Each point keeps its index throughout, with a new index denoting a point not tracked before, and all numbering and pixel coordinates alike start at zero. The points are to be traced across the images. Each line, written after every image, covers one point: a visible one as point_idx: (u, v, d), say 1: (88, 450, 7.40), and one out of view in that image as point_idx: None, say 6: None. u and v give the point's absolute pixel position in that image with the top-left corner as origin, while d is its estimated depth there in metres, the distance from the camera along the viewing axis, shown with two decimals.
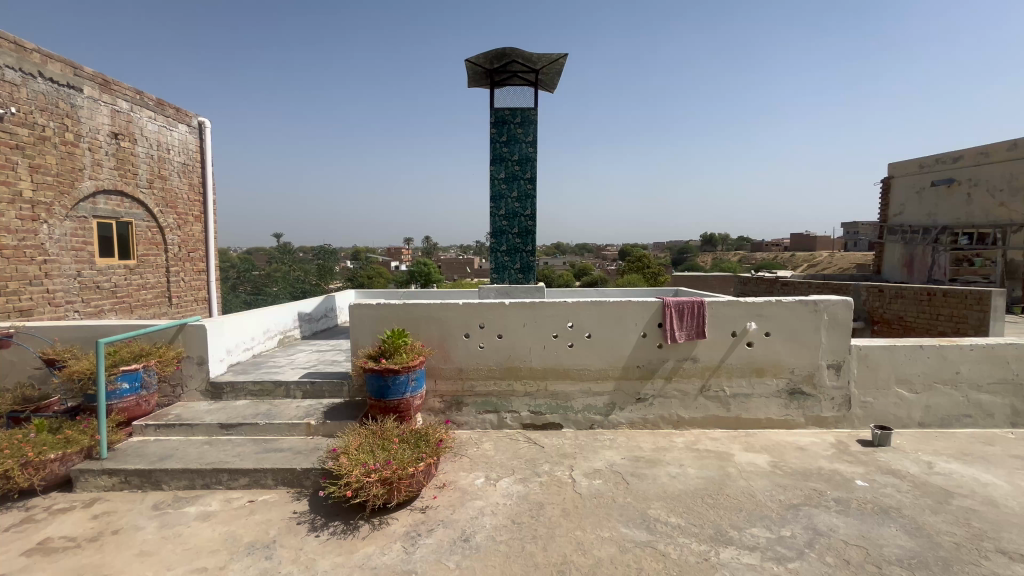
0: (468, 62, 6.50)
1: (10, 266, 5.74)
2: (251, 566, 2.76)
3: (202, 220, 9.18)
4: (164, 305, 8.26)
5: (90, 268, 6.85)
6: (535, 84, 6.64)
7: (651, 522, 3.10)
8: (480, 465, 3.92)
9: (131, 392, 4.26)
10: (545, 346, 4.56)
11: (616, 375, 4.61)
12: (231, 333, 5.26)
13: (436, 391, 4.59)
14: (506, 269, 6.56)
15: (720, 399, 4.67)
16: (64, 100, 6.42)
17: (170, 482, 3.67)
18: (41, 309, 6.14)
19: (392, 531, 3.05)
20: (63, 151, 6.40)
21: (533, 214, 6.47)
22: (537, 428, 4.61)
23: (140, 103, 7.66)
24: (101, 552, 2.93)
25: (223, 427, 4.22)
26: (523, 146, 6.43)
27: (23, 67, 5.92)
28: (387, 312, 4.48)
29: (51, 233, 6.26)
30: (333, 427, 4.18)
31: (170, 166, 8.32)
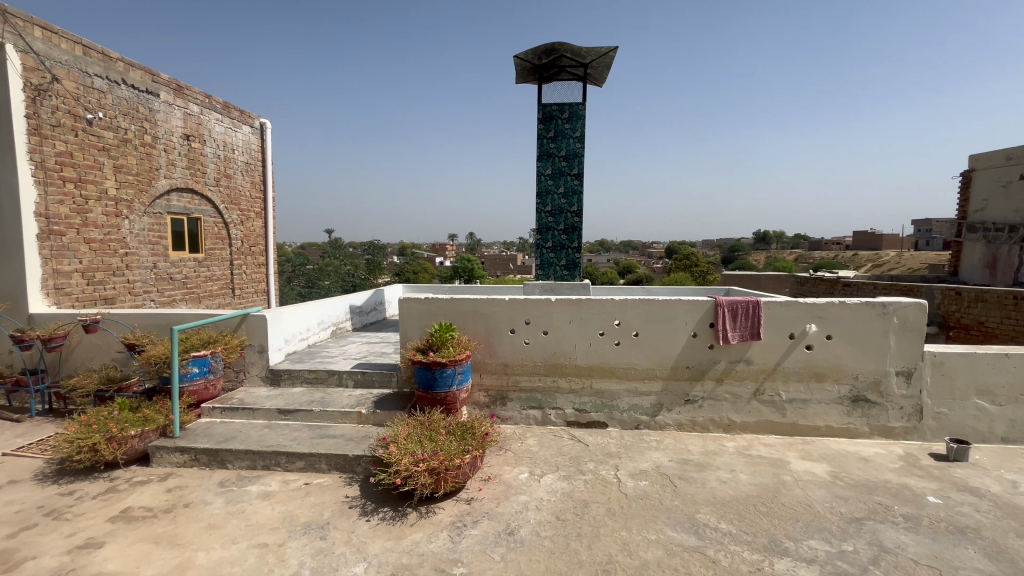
0: (516, 57, 6.49)
1: (97, 258, 6.26)
2: (307, 545, 2.90)
3: (262, 216, 9.69)
4: (228, 296, 8.81)
5: (165, 261, 7.39)
6: (584, 79, 6.54)
7: (701, 527, 3.02)
8: (524, 460, 3.94)
9: (200, 376, 4.57)
10: (591, 343, 4.52)
11: (664, 375, 4.50)
12: (289, 323, 5.53)
13: (481, 384, 4.65)
14: (552, 266, 6.53)
15: (775, 404, 4.46)
16: (143, 105, 6.95)
17: (235, 462, 3.92)
18: (123, 298, 6.70)
19: (439, 521, 3.12)
20: (142, 152, 6.93)
21: (579, 211, 6.41)
22: (581, 426, 4.57)
23: (209, 106, 8.17)
24: (175, 523, 3.17)
25: (282, 412, 4.45)
26: (570, 142, 6.37)
27: (110, 75, 6.45)
28: (434, 307, 4.57)
29: (131, 228, 6.79)
30: (382, 417, 4.32)
31: (234, 166, 8.83)
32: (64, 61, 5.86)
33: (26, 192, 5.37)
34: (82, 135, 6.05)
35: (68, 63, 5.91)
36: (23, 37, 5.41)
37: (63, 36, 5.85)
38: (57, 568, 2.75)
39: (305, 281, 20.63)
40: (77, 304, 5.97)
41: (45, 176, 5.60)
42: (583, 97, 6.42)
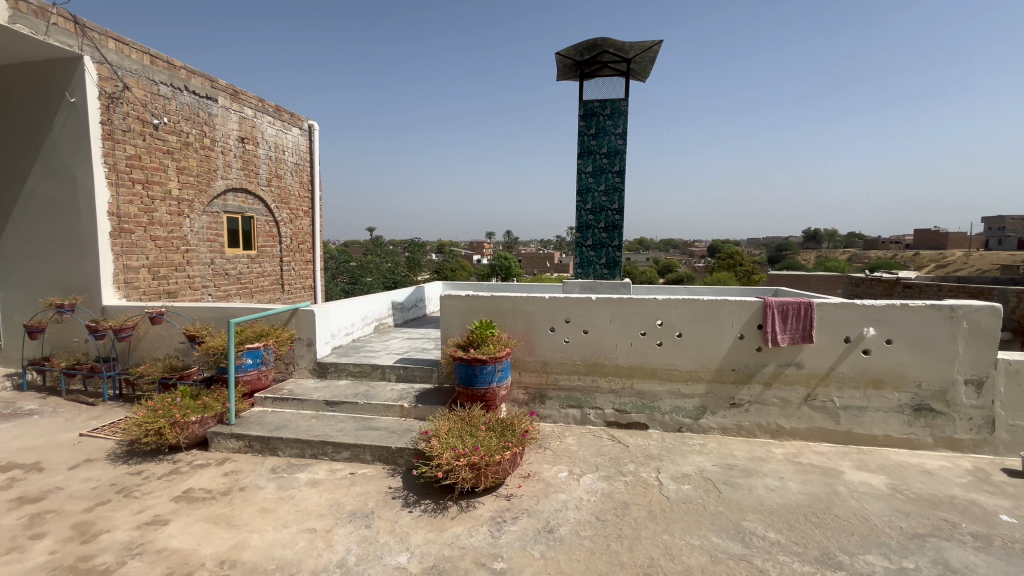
0: (557, 54, 6.46)
1: (161, 254, 6.69)
2: (353, 533, 3.00)
3: (310, 214, 10.08)
4: (277, 291, 9.22)
5: (221, 257, 7.82)
6: (626, 74, 6.43)
7: (747, 535, 2.92)
8: (564, 459, 3.93)
9: (253, 366, 4.82)
10: (632, 343, 4.45)
11: (709, 378, 4.38)
12: (335, 318, 5.74)
13: (520, 382, 4.67)
14: (592, 264, 6.46)
15: (828, 410, 4.25)
16: (203, 110, 7.36)
17: (285, 450, 4.10)
18: (184, 292, 7.13)
19: (479, 515, 3.17)
20: (201, 154, 7.33)
21: (621, 208, 6.30)
22: (621, 426, 4.52)
23: (262, 109, 8.56)
24: (231, 506, 3.36)
25: (328, 403, 4.62)
26: (612, 138, 6.28)
27: (174, 83, 6.87)
28: (475, 304, 4.63)
29: (192, 226, 7.20)
30: (424, 411, 4.41)
31: (285, 166, 9.21)
32: (134, 70, 6.28)
33: (100, 193, 5.81)
34: (149, 139, 6.47)
35: (137, 71, 6.33)
36: (99, 49, 5.84)
37: (132, 47, 6.28)
38: (128, 542, 2.97)
39: (349, 277, 21.29)
40: (143, 297, 6.41)
41: (117, 178, 6.03)
42: (625, 93, 6.31)
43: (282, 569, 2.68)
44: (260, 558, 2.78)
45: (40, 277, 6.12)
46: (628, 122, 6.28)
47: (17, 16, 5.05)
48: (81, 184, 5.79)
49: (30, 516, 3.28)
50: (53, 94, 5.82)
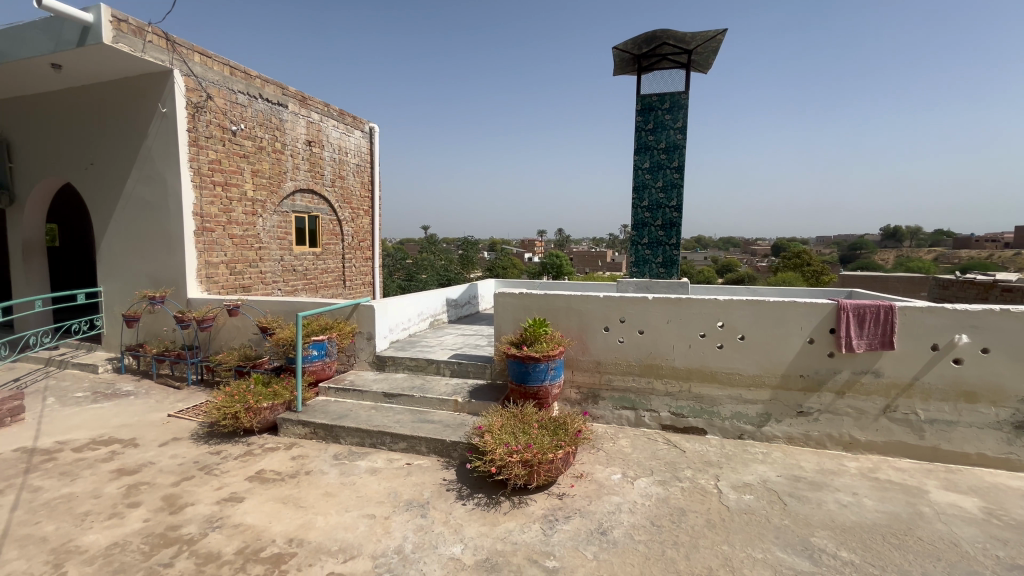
0: (615, 49, 6.33)
1: (238, 251, 7.21)
2: (409, 521, 3.11)
3: (370, 214, 10.50)
4: (339, 287, 9.68)
5: (290, 254, 8.30)
6: (687, 66, 6.17)
7: (816, 552, 2.75)
8: (617, 461, 3.86)
9: (318, 357, 5.10)
10: (690, 345, 4.30)
11: (774, 383, 4.15)
12: (393, 313, 5.95)
13: (572, 381, 4.64)
14: (648, 263, 6.29)
15: (911, 424, 3.91)
16: (275, 116, 7.84)
17: (346, 438, 4.30)
18: (256, 286, 7.64)
19: (531, 512, 3.18)
20: (273, 158, 7.81)
21: (679, 205, 6.09)
22: (677, 430, 4.38)
23: (327, 114, 9.00)
24: (298, 488, 3.57)
25: (386, 395, 4.80)
26: (670, 133, 6.08)
27: (250, 91, 7.36)
28: (529, 302, 4.65)
29: (264, 225, 7.70)
30: (477, 406, 4.48)
31: (347, 168, 9.65)
32: (216, 81, 6.80)
33: (186, 195, 6.35)
34: (228, 144, 6.97)
35: (219, 82, 6.84)
36: (186, 63, 6.38)
37: (215, 59, 6.80)
38: (209, 515, 3.23)
39: (405, 273, 21.82)
40: (221, 290, 6.94)
41: (200, 181, 6.56)
42: (685, 86, 6.09)
43: (345, 551, 2.82)
44: (324, 539, 2.94)
45: (136, 272, 6.79)
46: (688, 116, 6.06)
47: (120, 36, 5.56)
48: (171, 187, 6.35)
49: (127, 486, 3.64)
50: (147, 105, 6.40)
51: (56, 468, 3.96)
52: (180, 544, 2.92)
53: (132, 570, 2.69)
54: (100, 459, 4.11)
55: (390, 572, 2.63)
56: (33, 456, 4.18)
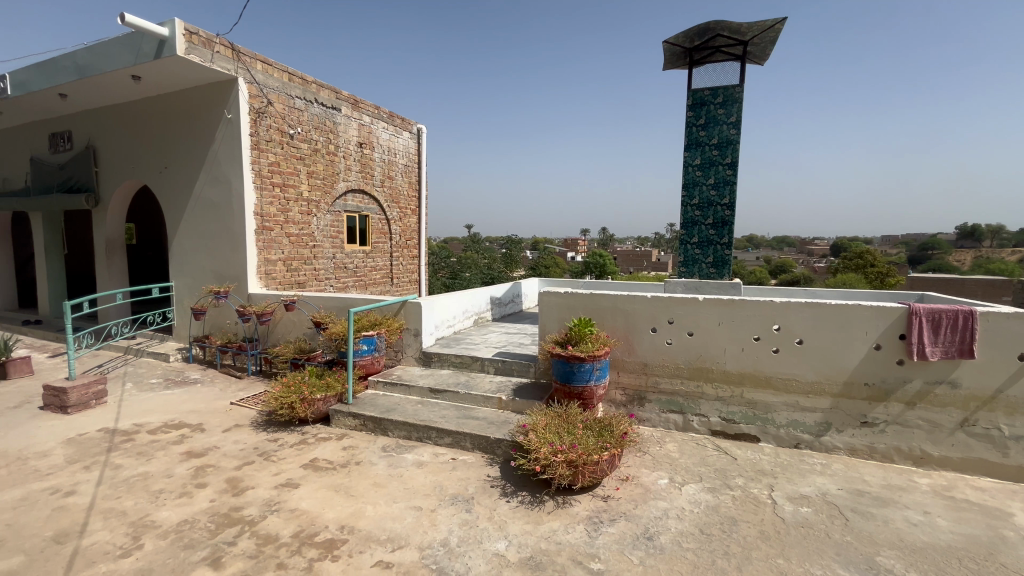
0: (665, 42, 6.17)
1: (294, 249, 7.57)
2: (454, 515, 3.16)
3: (416, 213, 10.75)
4: (387, 284, 9.96)
5: (342, 252, 8.63)
6: (742, 57, 5.91)
7: (883, 572, 2.58)
8: (664, 466, 3.77)
9: (368, 352, 5.28)
10: (743, 348, 4.13)
11: (835, 391, 3.92)
12: (439, 311, 6.07)
13: (618, 382, 4.57)
14: (697, 263, 6.09)
15: (992, 439, 3.60)
16: (329, 120, 8.16)
17: (394, 431, 4.43)
18: (311, 283, 7.99)
19: (575, 513, 3.16)
20: (327, 159, 8.13)
21: (732, 203, 5.86)
22: (727, 437, 4.22)
23: (377, 116, 9.28)
24: (349, 477, 3.71)
25: (432, 391, 4.90)
26: (724, 128, 5.86)
27: (306, 96, 7.69)
28: (574, 302, 4.62)
29: (318, 224, 8.04)
30: (521, 405, 4.49)
31: (396, 168, 9.91)
32: (276, 87, 7.16)
33: (248, 196, 6.73)
34: (286, 147, 7.33)
35: (279, 88, 7.20)
36: (250, 71, 6.75)
37: (275, 67, 7.16)
38: (268, 499, 3.42)
39: (449, 271, 21.96)
40: (279, 286, 7.31)
41: (261, 182, 6.94)
42: (740, 79, 5.85)
43: (393, 541, 2.90)
44: (374, 528, 3.04)
45: (203, 268, 7.27)
46: (742, 110, 5.83)
47: (192, 48, 5.96)
48: (235, 189, 6.76)
49: (195, 468, 3.91)
50: (214, 112, 6.83)
51: (134, 447, 4.31)
52: (242, 524, 3.10)
53: (200, 546, 2.89)
54: (172, 442, 4.43)
55: (437, 564, 2.69)
56: (115, 436, 4.56)
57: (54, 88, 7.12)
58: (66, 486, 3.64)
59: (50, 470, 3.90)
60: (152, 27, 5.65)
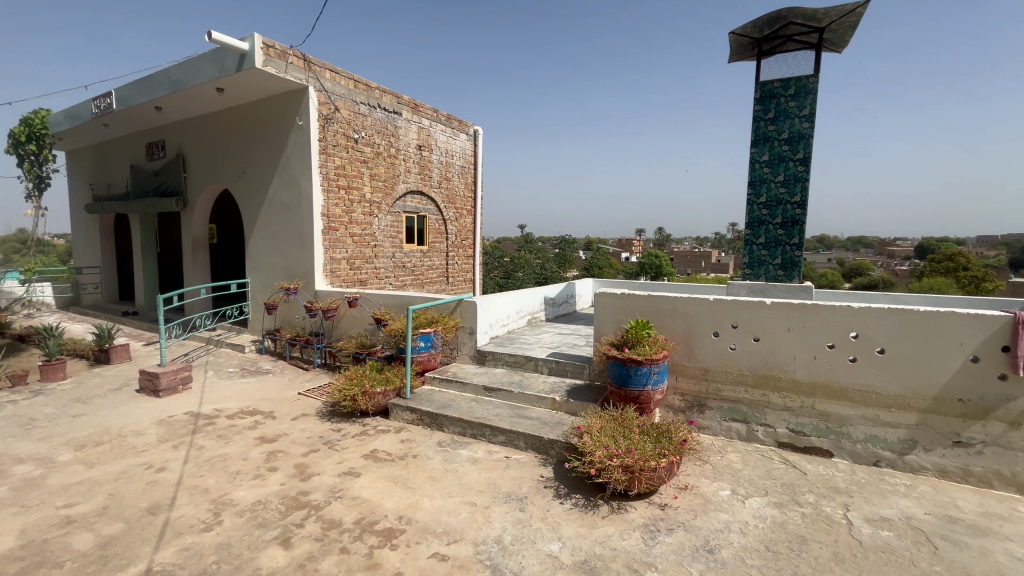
0: (732, 34, 5.90)
1: (357, 248, 7.92)
2: (508, 513, 3.18)
3: (472, 213, 10.93)
4: (443, 282, 10.19)
5: (401, 251, 8.92)
6: (818, 46, 5.53)
7: None
8: (725, 476, 3.61)
9: (425, 349, 5.45)
10: (815, 356, 3.87)
11: (923, 407, 3.58)
12: (493, 309, 6.15)
13: (676, 388, 4.43)
14: (763, 265, 5.76)
15: None
16: (391, 124, 8.46)
17: (449, 427, 4.53)
18: (372, 280, 8.32)
19: (631, 519, 3.09)
20: (389, 162, 8.43)
21: (803, 201, 5.49)
22: (796, 449, 3.97)
23: (436, 119, 9.53)
24: (407, 469, 3.83)
25: (487, 389, 4.97)
26: (795, 122, 5.52)
27: (370, 101, 8.02)
28: (631, 303, 4.52)
29: (379, 224, 8.36)
30: (575, 406, 4.44)
31: (453, 169, 10.13)
32: (342, 94, 7.52)
33: (316, 197, 7.13)
34: (351, 151, 7.68)
35: (345, 95, 7.56)
36: (319, 80, 7.14)
37: (342, 75, 7.53)
38: (333, 485, 3.60)
39: (501, 271, 21.98)
40: (343, 283, 7.67)
41: (328, 185, 7.33)
42: (815, 68, 5.48)
43: (448, 534, 2.96)
44: (430, 521, 3.12)
45: (275, 266, 7.78)
46: (817, 102, 5.45)
47: (269, 60, 6.39)
48: (305, 191, 7.18)
49: (267, 452, 4.18)
50: (287, 119, 7.28)
51: (215, 430, 4.68)
52: (309, 508, 3.29)
53: (272, 526, 3.09)
54: (247, 427, 4.77)
55: (491, 561, 2.72)
56: (198, 420, 4.97)
57: (151, 102, 7.88)
58: (158, 462, 4.01)
59: (145, 447, 4.31)
60: (234, 42, 6.12)
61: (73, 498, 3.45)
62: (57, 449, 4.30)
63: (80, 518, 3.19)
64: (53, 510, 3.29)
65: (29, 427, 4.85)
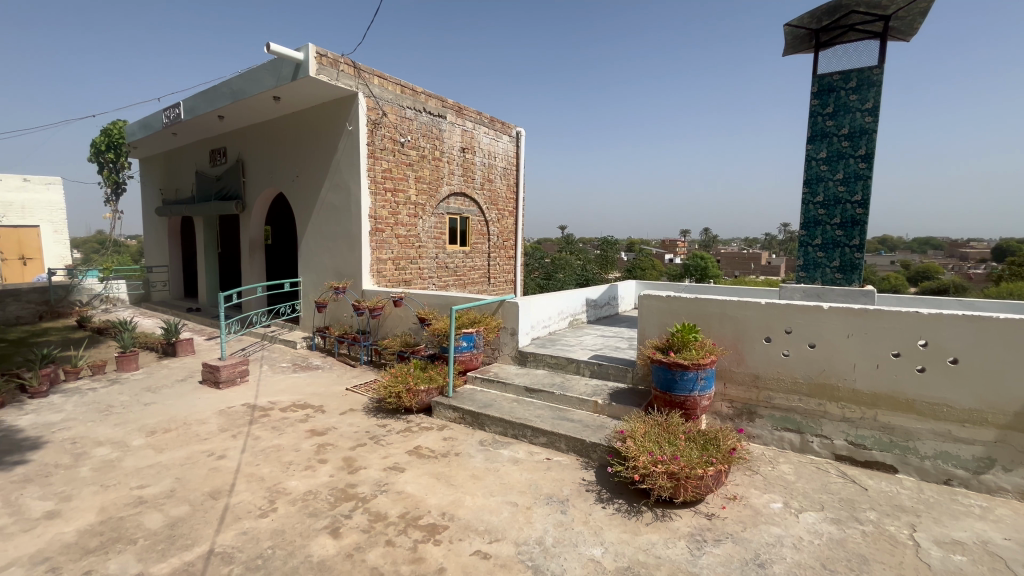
0: (787, 25, 5.65)
1: (402, 249, 8.12)
2: (550, 515, 3.18)
3: (514, 214, 10.98)
4: (485, 283, 10.29)
5: (444, 252, 9.08)
6: (883, 35, 5.20)
7: None
8: (777, 488, 3.45)
9: (468, 349, 5.53)
10: (878, 365, 3.64)
11: (1002, 423, 3.30)
12: (535, 310, 6.15)
13: (724, 394, 4.29)
14: (820, 267, 5.47)
15: None
16: (436, 127, 8.63)
17: (491, 426, 4.57)
18: (416, 280, 8.51)
19: (676, 528, 3.01)
20: (433, 164, 8.60)
21: (864, 200, 5.18)
22: (855, 463, 3.75)
23: (479, 121, 9.64)
24: (449, 467, 3.90)
25: (528, 390, 4.97)
26: (856, 116, 5.21)
27: (416, 106, 8.21)
28: (677, 307, 4.41)
29: (424, 226, 8.55)
30: (618, 410, 4.37)
31: (495, 171, 10.21)
32: (390, 99, 7.74)
33: (364, 200, 7.37)
34: (397, 155, 7.90)
35: (393, 101, 7.78)
36: (369, 86, 7.39)
37: (390, 81, 7.76)
38: (379, 479, 3.71)
39: (542, 272, 21.93)
40: (388, 283, 7.90)
41: (375, 188, 7.56)
42: (880, 59, 5.16)
43: (490, 533, 2.99)
44: (472, 518, 3.16)
45: (326, 266, 8.11)
46: (881, 94, 5.14)
47: (322, 69, 6.66)
48: (353, 194, 7.44)
49: (317, 445, 4.36)
50: (337, 124, 7.57)
51: (269, 422, 4.93)
52: (356, 500, 3.40)
53: (322, 515, 3.22)
54: (299, 420, 4.99)
55: (533, 561, 2.72)
56: (254, 411, 5.25)
57: (215, 111, 8.40)
58: (218, 450, 4.27)
59: (207, 435, 4.60)
60: (290, 52, 6.42)
61: (145, 480, 3.73)
62: (131, 434, 4.66)
63: (151, 499, 3.44)
64: (128, 490, 3.57)
65: (107, 413, 5.27)
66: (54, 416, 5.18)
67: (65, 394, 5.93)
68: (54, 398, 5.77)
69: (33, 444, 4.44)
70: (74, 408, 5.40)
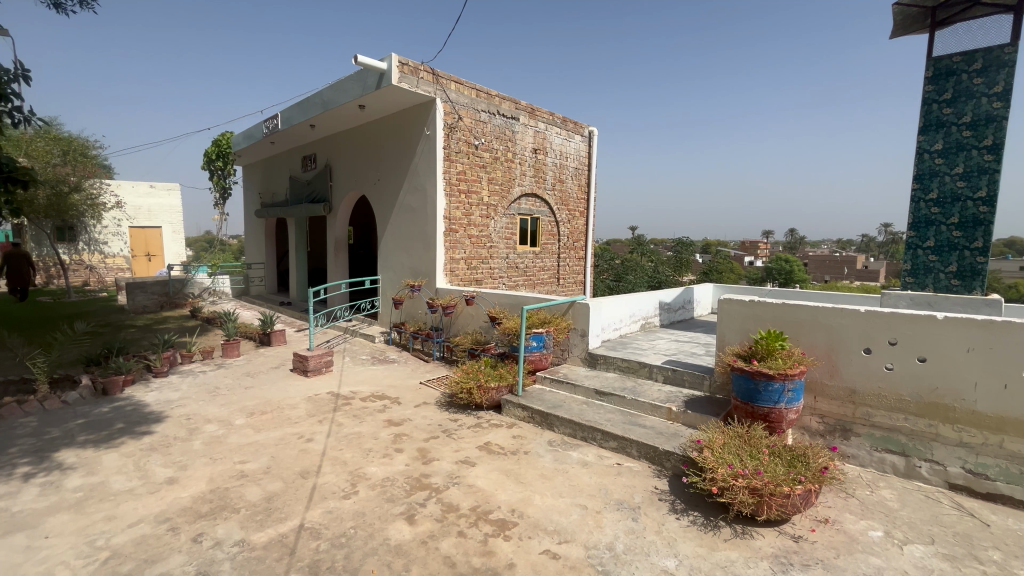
0: (896, 5, 5.14)
1: (474, 249, 8.33)
2: (620, 521, 3.11)
3: (585, 215, 10.88)
4: (554, 284, 10.28)
5: (514, 253, 9.19)
6: (1019, 8, 4.53)
7: None
8: (876, 515, 3.13)
9: (537, 349, 5.56)
10: (1006, 386, 3.19)
11: None
12: (606, 313, 6.06)
13: (814, 408, 3.97)
14: (931, 273, 4.89)
15: None
16: (509, 129, 8.75)
17: (560, 428, 4.56)
18: (487, 279, 8.69)
19: (758, 547, 2.83)
20: (505, 166, 8.72)
21: (990, 197, 4.56)
22: (974, 495, 3.31)
23: (552, 122, 9.65)
24: (518, 464, 3.95)
25: (599, 393, 4.90)
26: (981, 102, 4.61)
27: (490, 109, 8.38)
28: (762, 312, 4.14)
29: (495, 226, 8.70)
30: (693, 419, 4.19)
31: (567, 171, 10.17)
32: (466, 103, 7.96)
33: (440, 201, 7.66)
34: (472, 157, 8.11)
35: (468, 105, 8.00)
36: (446, 91, 7.65)
37: (465, 86, 7.98)
38: (451, 471, 3.84)
39: (613, 273, 21.37)
40: (461, 282, 8.13)
41: (450, 190, 7.82)
42: (1013, 35, 4.52)
43: (560, 534, 2.99)
44: (541, 518, 3.17)
45: (403, 265, 8.51)
46: (1014, 75, 4.50)
47: (403, 77, 7.00)
48: (430, 195, 7.76)
49: (394, 434, 4.59)
50: (416, 129, 7.91)
51: (351, 410, 5.26)
52: (430, 490, 3.54)
53: (399, 502, 3.39)
54: (377, 410, 5.27)
55: (603, 567, 2.69)
56: (338, 399, 5.63)
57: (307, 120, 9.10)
58: (307, 433, 4.63)
59: (298, 419, 5.00)
60: (375, 63, 6.82)
61: (246, 457, 4.13)
62: (234, 414, 5.18)
63: (251, 474, 3.80)
64: (233, 464, 3.98)
65: (215, 394, 5.90)
66: (173, 394, 5.88)
67: (181, 375, 6.70)
68: (173, 378, 6.54)
69: (157, 417, 5.08)
70: (188, 388, 6.10)
